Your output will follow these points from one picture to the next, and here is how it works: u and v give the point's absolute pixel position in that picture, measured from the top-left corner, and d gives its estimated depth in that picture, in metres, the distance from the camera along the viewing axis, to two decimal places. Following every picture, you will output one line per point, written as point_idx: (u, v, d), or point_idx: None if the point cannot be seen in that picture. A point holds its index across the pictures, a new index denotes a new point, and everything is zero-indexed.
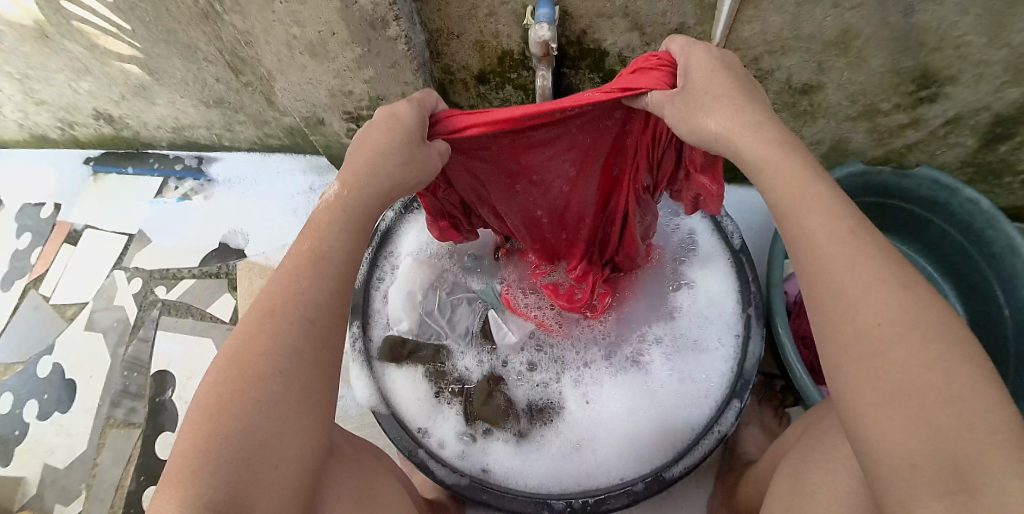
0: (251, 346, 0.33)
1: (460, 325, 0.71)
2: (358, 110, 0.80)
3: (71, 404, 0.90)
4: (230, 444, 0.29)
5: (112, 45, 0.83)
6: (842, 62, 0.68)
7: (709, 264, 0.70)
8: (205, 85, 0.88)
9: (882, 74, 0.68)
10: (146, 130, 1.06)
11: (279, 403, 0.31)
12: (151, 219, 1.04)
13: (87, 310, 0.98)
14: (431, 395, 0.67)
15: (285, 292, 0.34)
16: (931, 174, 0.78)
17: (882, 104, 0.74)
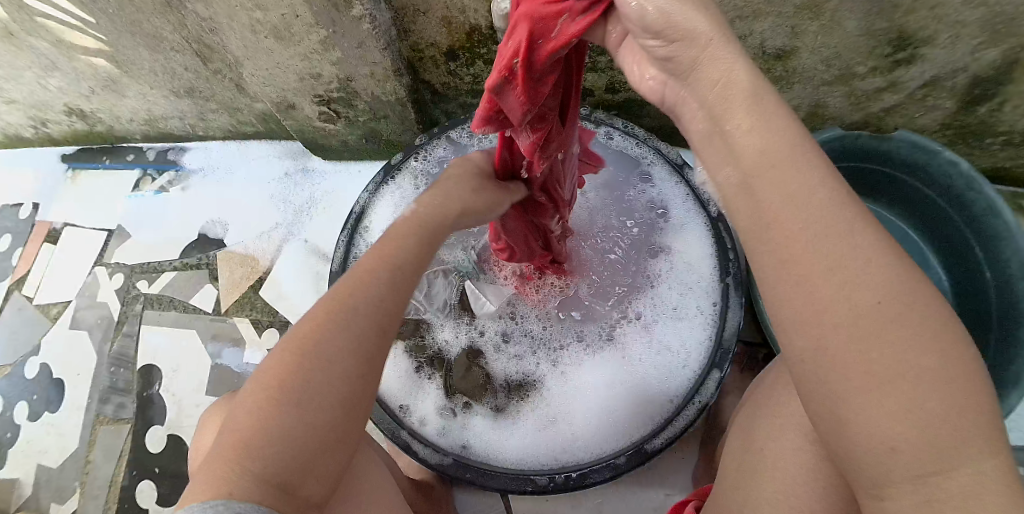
0: (325, 337, 0.35)
1: (437, 298, 0.71)
2: (329, 92, 0.79)
3: (60, 402, 0.90)
4: (288, 431, 0.32)
5: (78, 39, 0.82)
6: (815, 26, 0.67)
7: (685, 234, 0.70)
8: (174, 74, 0.86)
9: (857, 37, 0.68)
10: (120, 124, 1.04)
11: (338, 395, 0.34)
12: (129, 215, 1.03)
13: (71, 309, 0.97)
14: (411, 372, 0.68)
15: (359, 288, 0.37)
16: (910, 136, 0.78)
17: (858, 68, 0.73)
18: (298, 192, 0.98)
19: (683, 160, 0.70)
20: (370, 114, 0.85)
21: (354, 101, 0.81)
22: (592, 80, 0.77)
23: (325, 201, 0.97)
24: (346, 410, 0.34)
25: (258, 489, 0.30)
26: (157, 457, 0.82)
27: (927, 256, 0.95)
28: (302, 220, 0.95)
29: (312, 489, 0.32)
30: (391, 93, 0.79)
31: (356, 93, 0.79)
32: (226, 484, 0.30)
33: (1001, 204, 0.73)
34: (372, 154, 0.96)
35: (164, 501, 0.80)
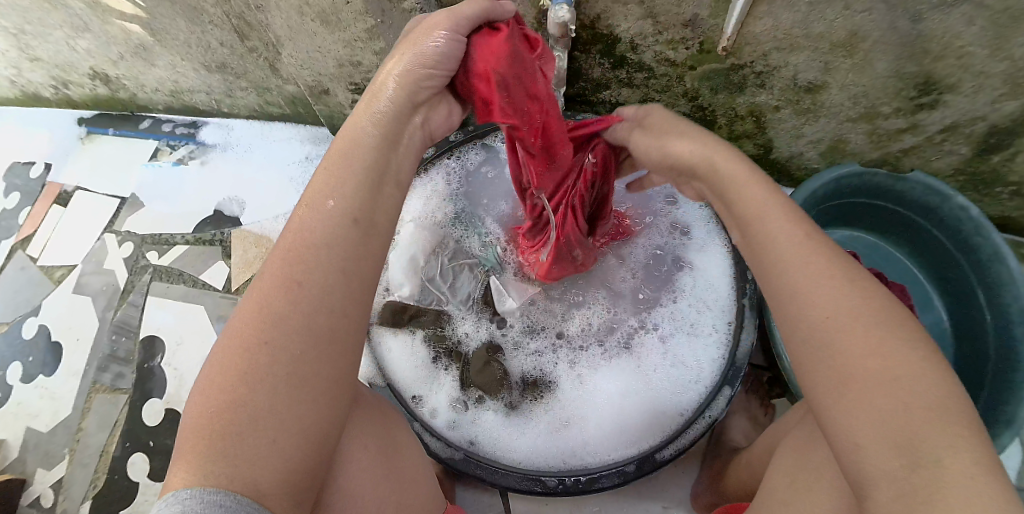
0: (254, 315, 0.32)
1: (462, 291, 0.70)
2: (366, 82, 0.80)
3: (57, 365, 0.89)
4: (236, 414, 0.29)
5: (114, 3, 0.81)
6: (847, 64, 0.69)
7: (707, 251, 0.70)
8: (208, 49, 0.86)
9: (885, 78, 0.70)
10: (144, 93, 1.04)
11: (281, 370, 0.30)
12: (144, 184, 1.02)
13: (75, 273, 0.96)
14: (429, 362, 0.68)
15: (292, 256, 0.33)
16: (925, 180, 0.80)
17: (882, 108, 0.76)
18: None
19: None
20: None
21: None
22: (625, 95, 0.86)
23: None
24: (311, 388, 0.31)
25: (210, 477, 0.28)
26: (152, 430, 0.81)
27: (930, 295, 0.97)
28: None
29: (263, 473, 0.29)
30: None
31: None
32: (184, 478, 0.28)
33: (1006, 251, 0.75)
34: None
35: (156, 475, 0.79)
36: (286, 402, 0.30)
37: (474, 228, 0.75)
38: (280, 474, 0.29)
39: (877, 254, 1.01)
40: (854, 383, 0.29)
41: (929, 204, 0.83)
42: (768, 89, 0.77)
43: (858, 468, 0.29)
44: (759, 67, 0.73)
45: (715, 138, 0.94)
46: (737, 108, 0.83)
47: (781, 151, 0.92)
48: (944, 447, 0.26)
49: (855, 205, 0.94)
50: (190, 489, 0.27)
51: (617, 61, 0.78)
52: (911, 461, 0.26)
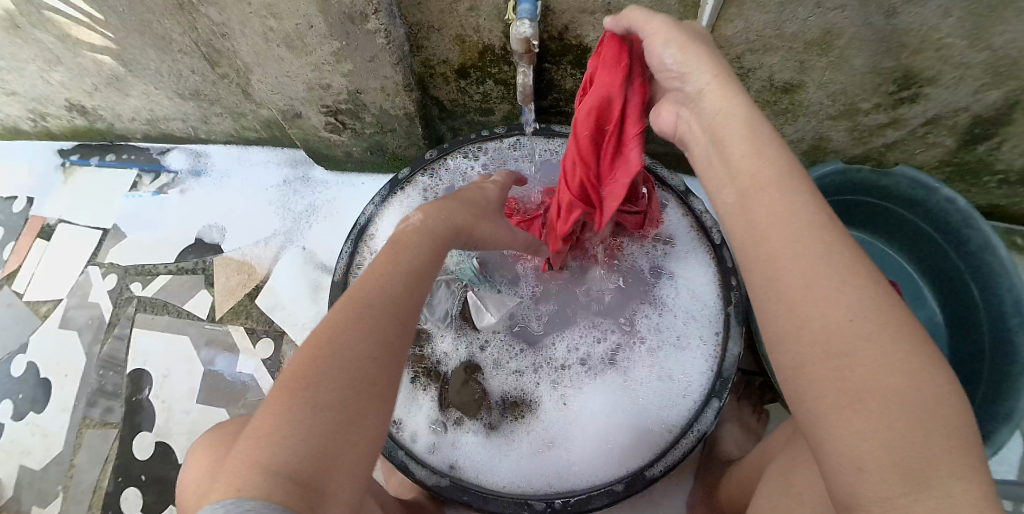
0: (336, 325, 0.35)
1: (437, 307, 0.70)
2: (337, 104, 0.79)
3: (47, 402, 0.89)
4: (314, 411, 0.30)
5: (84, 36, 0.81)
6: (823, 62, 0.67)
7: (689, 260, 0.70)
8: (180, 77, 0.86)
9: (863, 74, 0.68)
10: (121, 122, 1.03)
11: (356, 374, 0.33)
12: (125, 215, 1.02)
13: (61, 307, 0.96)
14: (408, 382, 0.67)
15: (374, 286, 0.39)
16: (911, 174, 0.79)
17: (861, 104, 0.74)
18: (296, 200, 0.97)
19: (688, 188, 0.71)
20: (376, 127, 0.85)
21: (362, 113, 0.81)
22: None
23: (326, 210, 0.96)
24: (379, 397, 0.34)
25: (282, 480, 0.27)
26: (144, 464, 0.81)
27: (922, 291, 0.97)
28: (302, 228, 0.95)
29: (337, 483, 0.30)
30: (400, 108, 0.79)
31: (364, 105, 0.79)
32: (253, 478, 0.27)
33: (996, 241, 0.73)
34: (375, 166, 0.96)
35: (149, 509, 0.79)
36: (360, 401, 0.32)
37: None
38: (352, 473, 0.31)
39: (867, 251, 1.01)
40: (834, 384, 0.26)
41: (916, 197, 0.81)
42: (743, 91, 0.77)
43: (849, 495, 0.25)
44: (734, 70, 0.72)
45: None
46: None
47: None
48: (945, 486, 0.23)
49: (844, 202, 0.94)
50: (258, 497, 0.26)
51: (588, 71, 0.77)
52: (913, 487, 0.23)
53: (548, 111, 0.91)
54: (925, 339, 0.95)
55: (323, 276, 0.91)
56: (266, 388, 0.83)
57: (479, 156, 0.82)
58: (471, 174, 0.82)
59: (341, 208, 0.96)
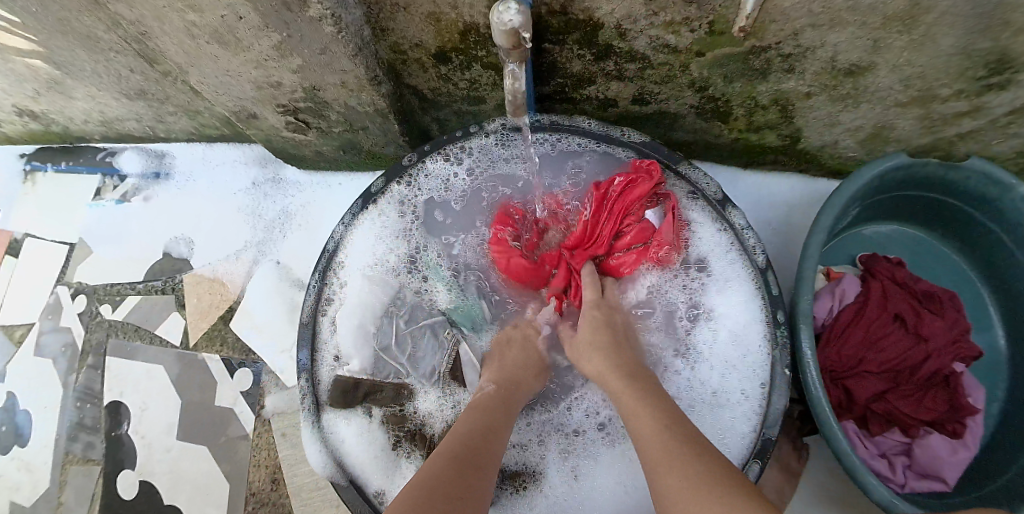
0: (456, 431, 0.47)
1: (422, 363, 0.69)
2: (294, 102, 0.67)
3: (28, 435, 0.85)
4: (435, 473, 0.38)
5: (8, 38, 0.68)
6: (902, 40, 0.55)
7: (729, 288, 0.67)
8: (121, 77, 0.73)
9: (949, 56, 0.56)
10: (75, 125, 0.91)
11: (465, 457, 0.42)
12: (90, 227, 0.93)
13: (34, 332, 0.89)
14: (387, 451, 0.65)
15: (477, 410, 0.52)
16: (983, 166, 0.71)
17: (940, 90, 0.63)
18: (268, 206, 0.86)
19: (727, 199, 0.66)
20: (345, 125, 0.72)
21: (325, 111, 0.69)
22: (616, 89, 0.72)
23: (299, 217, 0.85)
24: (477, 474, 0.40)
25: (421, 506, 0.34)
26: (129, 504, 0.78)
27: (984, 303, 0.87)
28: (275, 238, 0.84)
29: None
30: (368, 103, 0.67)
31: (326, 103, 0.67)
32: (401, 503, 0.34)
33: None
34: (351, 166, 0.84)
35: None
36: (464, 473, 0.39)
37: (432, 275, 0.74)
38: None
39: (919, 254, 0.91)
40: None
41: (987, 196, 0.75)
42: (797, 74, 0.64)
43: None
44: (789, 48, 0.59)
45: (726, 132, 0.82)
46: (758, 97, 0.71)
47: (812, 140, 0.81)
48: None
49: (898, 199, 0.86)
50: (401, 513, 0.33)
51: (600, 50, 0.63)
52: None
53: (551, 98, 0.77)
54: (983, 365, 0.85)
55: (299, 294, 0.81)
56: (247, 423, 0.77)
57: (462, 159, 0.73)
58: (454, 182, 0.74)
59: (317, 215, 0.85)
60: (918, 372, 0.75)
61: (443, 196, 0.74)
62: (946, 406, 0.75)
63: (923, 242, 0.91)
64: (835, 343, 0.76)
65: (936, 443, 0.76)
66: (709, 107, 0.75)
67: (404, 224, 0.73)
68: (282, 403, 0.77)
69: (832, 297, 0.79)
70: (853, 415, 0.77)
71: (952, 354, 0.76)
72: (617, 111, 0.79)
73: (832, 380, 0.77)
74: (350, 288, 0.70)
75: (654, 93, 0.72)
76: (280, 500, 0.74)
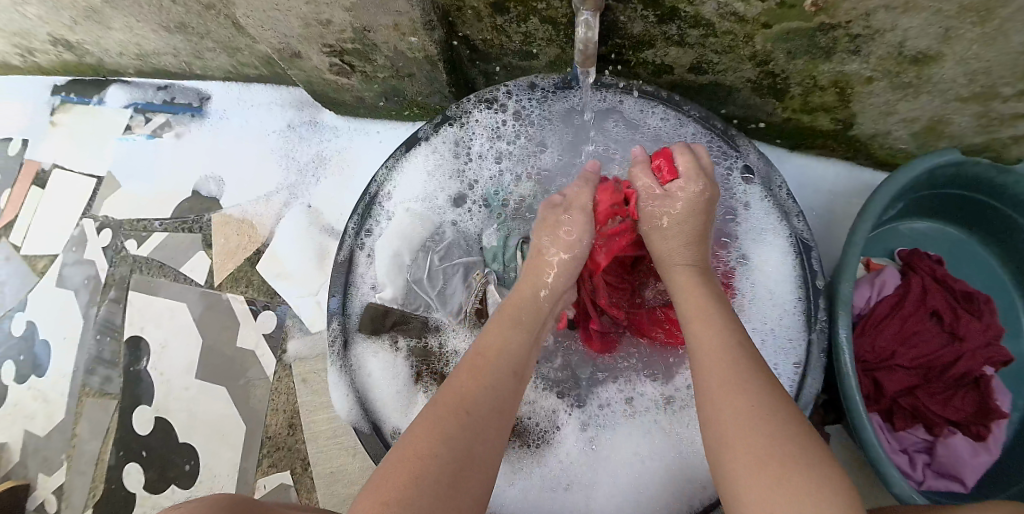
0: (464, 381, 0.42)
1: (451, 299, 0.70)
2: (341, 43, 0.65)
3: (47, 366, 0.84)
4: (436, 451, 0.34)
5: None
6: (975, 32, 0.53)
7: (764, 238, 0.66)
8: (162, 8, 0.71)
9: (1020, 53, 0.54)
10: (111, 58, 0.89)
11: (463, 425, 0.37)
12: (119, 161, 0.92)
13: (57, 263, 0.89)
14: (407, 387, 0.66)
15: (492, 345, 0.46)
16: None
17: (1003, 89, 0.61)
18: (301, 148, 0.84)
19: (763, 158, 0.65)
20: (391, 71, 0.71)
21: (373, 54, 0.67)
22: (673, 55, 0.70)
23: (335, 162, 0.83)
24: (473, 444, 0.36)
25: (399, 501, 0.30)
26: (143, 440, 0.77)
27: (1017, 310, 0.84)
28: (307, 181, 0.83)
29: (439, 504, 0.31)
30: (418, 49, 0.65)
31: (375, 46, 0.65)
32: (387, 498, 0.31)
33: None
34: (393, 115, 0.82)
35: (151, 487, 0.76)
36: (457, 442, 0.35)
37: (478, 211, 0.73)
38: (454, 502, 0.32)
39: (957, 253, 0.88)
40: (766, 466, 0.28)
41: None
42: (862, 56, 0.61)
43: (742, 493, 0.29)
44: (857, 29, 0.56)
45: (777, 111, 0.80)
46: (818, 77, 0.68)
47: (866, 128, 0.78)
48: None
49: (944, 196, 0.83)
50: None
51: (665, 13, 0.60)
52: None
53: (604, 59, 0.75)
54: (1012, 370, 0.83)
55: (329, 241, 0.80)
56: (268, 367, 0.76)
57: (507, 105, 0.71)
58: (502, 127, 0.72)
59: (355, 163, 0.83)
60: (950, 370, 0.72)
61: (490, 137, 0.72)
62: (973, 408, 0.73)
63: (960, 243, 0.88)
64: (872, 333, 0.74)
65: (959, 443, 0.74)
66: (767, 84, 0.73)
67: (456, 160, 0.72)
68: (305, 349, 0.75)
69: (871, 287, 0.77)
70: (878, 409, 0.75)
71: (985, 358, 0.73)
72: (670, 79, 0.78)
73: (861, 371, 0.75)
74: (394, 222, 0.70)
75: (712, 63, 0.70)
76: (296, 445, 0.73)
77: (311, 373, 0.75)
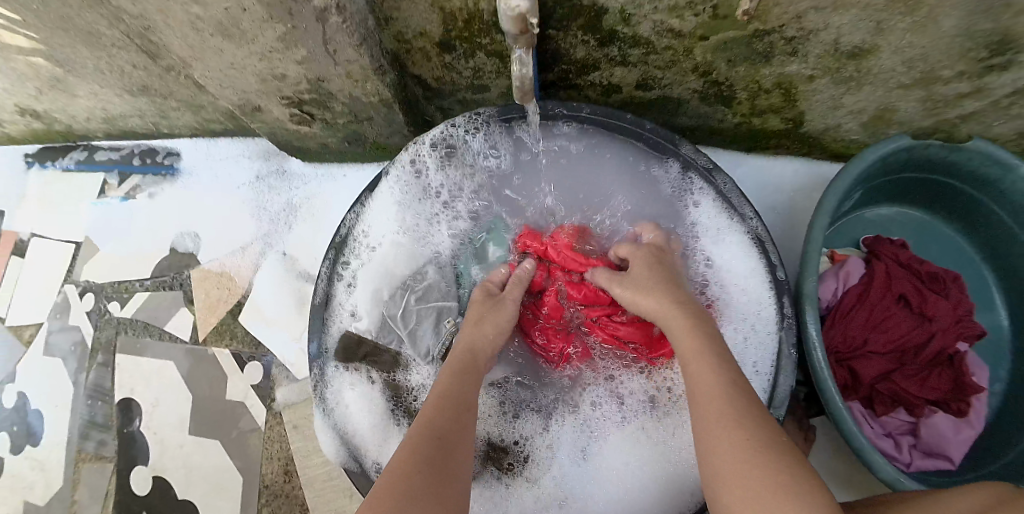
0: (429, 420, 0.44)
1: (422, 341, 0.71)
2: (299, 94, 0.67)
3: (41, 435, 0.85)
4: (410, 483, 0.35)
5: (6, 37, 0.68)
6: (907, 22, 0.55)
7: (720, 237, 0.68)
8: (123, 73, 0.73)
9: (953, 38, 0.56)
10: (78, 124, 0.90)
11: (428, 458, 0.38)
12: (95, 226, 0.93)
13: (42, 332, 0.89)
14: (383, 419, 0.68)
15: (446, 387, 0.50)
16: (984, 147, 0.71)
17: (943, 72, 0.63)
18: (271, 197, 0.86)
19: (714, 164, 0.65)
20: (350, 116, 0.72)
21: (330, 102, 0.69)
22: (619, 75, 0.73)
23: (305, 209, 0.85)
24: (437, 479, 0.36)
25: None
26: (144, 500, 0.78)
27: (986, 283, 0.87)
28: (280, 230, 0.84)
29: None
30: (373, 93, 0.67)
31: (332, 94, 0.66)
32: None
33: None
34: (358, 158, 0.84)
35: None
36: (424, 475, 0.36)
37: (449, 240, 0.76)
38: None
39: (925, 235, 0.91)
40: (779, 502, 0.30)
41: (991, 177, 0.74)
42: (801, 56, 0.64)
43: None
44: (791, 32, 0.58)
45: (729, 116, 0.82)
46: (763, 81, 0.71)
47: (817, 123, 0.80)
48: None
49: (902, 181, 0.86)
50: None
51: (605, 37, 0.63)
52: None
53: (553, 84, 0.78)
54: (987, 344, 0.85)
55: (306, 286, 0.81)
56: (258, 416, 0.77)
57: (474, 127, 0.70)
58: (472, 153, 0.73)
59: (324, 209, 0.85)
60: (922, 352, 0.75)
61: (453, 167, 0.74)
62: (949, 386, 0.75)
63: (925, 226, 0.91)
64: (842, 325, 0.76)
65: (940, 421, 0.76)
66: (714, 92, 0.75)
67: (428, 193, 0.74)
68: (292, 394, 0.77)
69: (836, 280, 0.79)
70: (854, 397, 0.77)
71: (956, 334, 0.75)
72: (620, 97, 0.80)
73: (837, 362, 0.76)
74: (372, 257, 0.72)
75: (658, 78, 0.73)
76: (293, 491, 0.74)
77: (300, 419, 0.76)
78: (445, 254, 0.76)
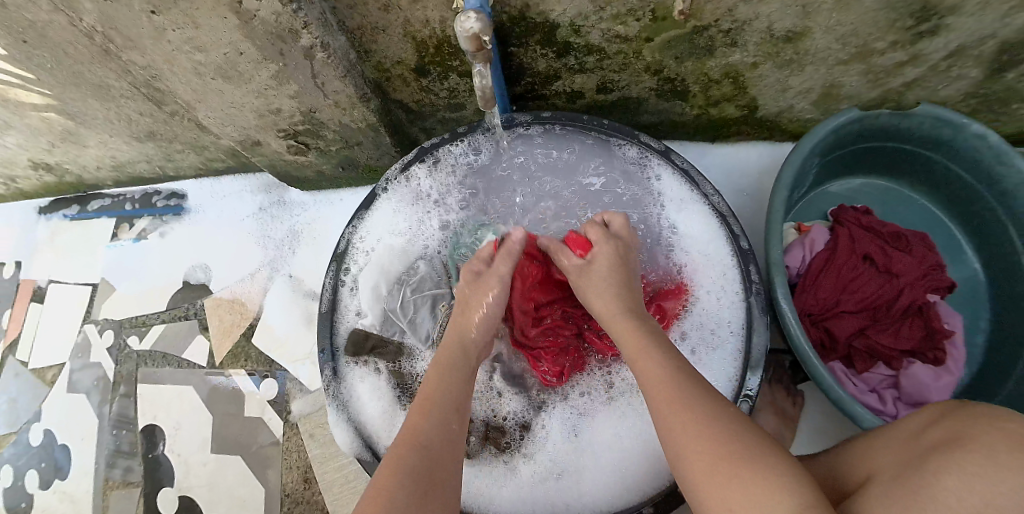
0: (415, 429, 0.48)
1: (421, 327, 0.77)
2: (294, 126, 0.73)
3: (69, 468, 0.89)
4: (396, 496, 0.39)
5: (23, 96, 0.75)
6: (829, 5, 0.62)
7: (684, 210, 0.74)
8: (130, 121, 0.80)
9: (877, 12, 0.63)
10: (89, 173, 0.97)
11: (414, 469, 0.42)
12: (110, 267, 0.99)
13: (66, 371, 0.94)
14: (392, 407, 0.72)
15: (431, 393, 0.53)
16: (932, 111, 0.77)
17: (877, 44, 0.70)
18: (275, 225, 0.92)
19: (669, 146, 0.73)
20: (342, 143, 0.79)
21: (322, 131, 0.75)
22: (581, 82, 0.80)
23: (306, 234, 0.91)
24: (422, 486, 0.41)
25: None
26: None
27: (955, 239, 0.93)
28: (285, 255, 0.90)
29: None
30: (360, 119, 0.73)
31: (323, 123, 0.73)
32: None
33: None
34: (353, 182, 0.91)
35: None
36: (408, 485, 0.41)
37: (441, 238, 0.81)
38: None
39: (892, 202, 0.97)
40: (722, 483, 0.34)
41: (943, 137, 0.80)
42: (741, 46, 0.71)
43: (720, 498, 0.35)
44: (727, 25, 0.66)
45: (688, 109, 0.89)
46: (711, 73, 0.78)
47: (770, 108, 0.87)
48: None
49: (861, 153, 0.92)
50: None
51: (561, 48, 0.70)
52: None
53: (524, 97, 0.85)
54: (962, 296, 0.91)
55: (313, 304, 0.87)
56: (277, 429, 0.82)
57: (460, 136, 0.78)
58: (454, 156, 0.79)
59: (327, 230, 0.91)
60: (893, 306, 0.80)
61: (437, 170, 0.80)
62: (921, 334, 0.80)
63: (892, 190, 0.97)
64: (811, 288, 0.82)
65: (918, 370, 0.80)
66: (670, 89, 0.83)
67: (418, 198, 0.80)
68: (307, 405, 0.82)
69: (803, 247, 0.84)
70: (833, 355, 0.82)
71: (924, 287, 0.81)
72: (585, 102, 0.87)
73: (813, 323, 0.82)
74: (368, 265, 0.78)
75: (616, 81, 0.80)
76: (314, 497, 0.78)
77: (315, 426, 0.81)
78: (434, 249, 0.81)
